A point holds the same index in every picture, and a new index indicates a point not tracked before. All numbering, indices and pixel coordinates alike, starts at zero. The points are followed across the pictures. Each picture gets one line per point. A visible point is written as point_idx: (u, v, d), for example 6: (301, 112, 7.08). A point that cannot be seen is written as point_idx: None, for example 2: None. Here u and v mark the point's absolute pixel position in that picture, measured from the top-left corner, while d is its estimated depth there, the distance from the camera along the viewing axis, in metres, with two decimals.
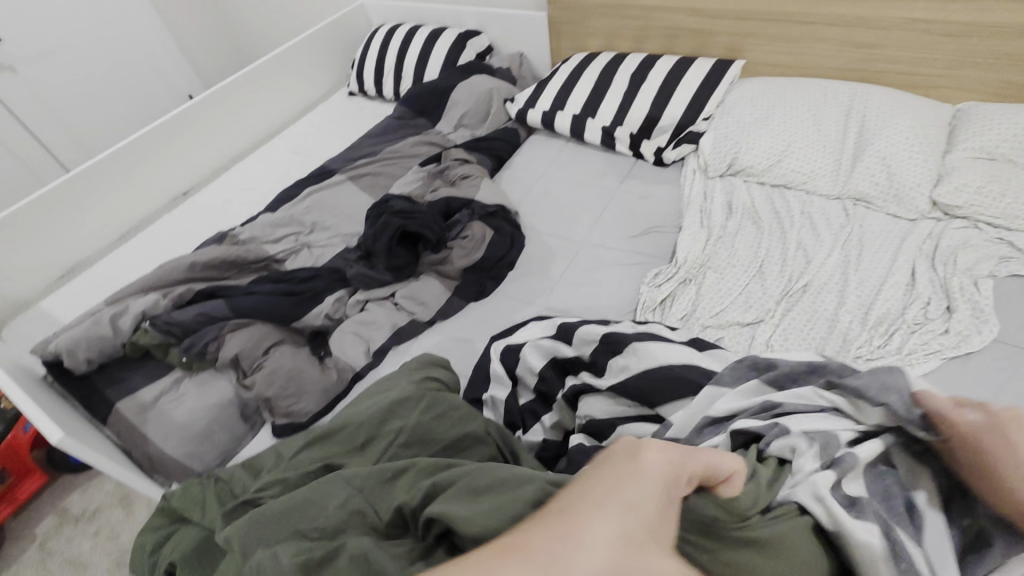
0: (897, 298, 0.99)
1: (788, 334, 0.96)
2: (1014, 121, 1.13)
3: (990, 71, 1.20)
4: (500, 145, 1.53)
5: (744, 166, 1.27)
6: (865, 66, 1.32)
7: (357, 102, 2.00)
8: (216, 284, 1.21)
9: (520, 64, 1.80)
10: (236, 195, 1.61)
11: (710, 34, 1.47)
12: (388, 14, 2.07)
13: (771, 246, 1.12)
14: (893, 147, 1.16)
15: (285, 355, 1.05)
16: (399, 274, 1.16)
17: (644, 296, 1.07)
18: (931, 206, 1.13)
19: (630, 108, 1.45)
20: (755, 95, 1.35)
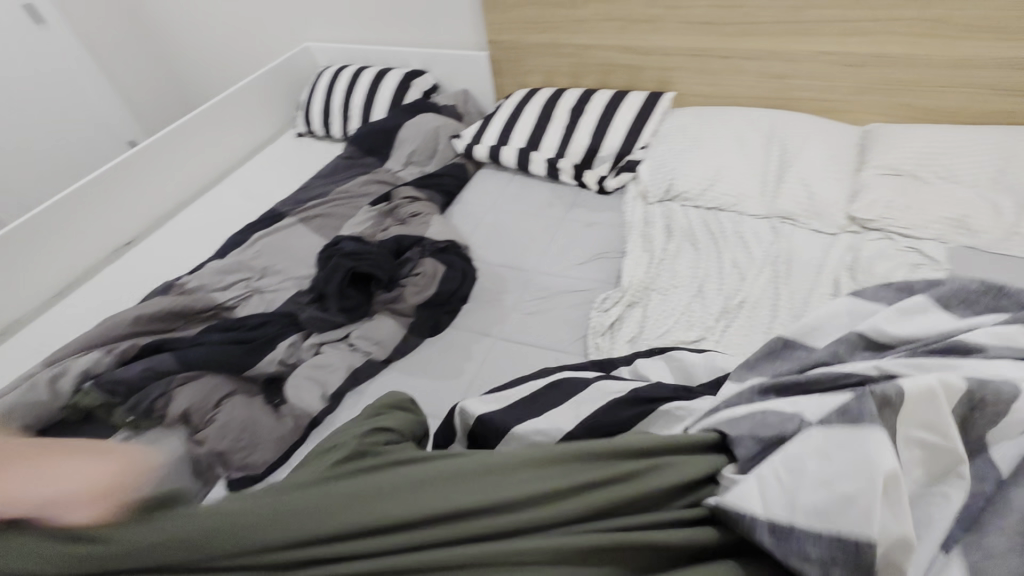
0: (825, 309, 1.06)
1: (729, 350, 1.01)
2: (913, 140, 1.25)
3: (889, 97, 1.33)
4: (449, 181, 1.56)
5: (680, 191, 1.35)
6: (782, 94, 1.43)
7: (306, 143, 2.01)
8: (163, 337, 1.18)
9: (465, 100, 1.86)
10: (182, 242, 1.58)
11: (641, 69, 1.56)
12: (333, 56, 2.10)
13: (709, 266, 1.19)
14: (809, 168, 1.26)
15: (238, 406, 1.03)
16: (352, 315, 1.15)
17: (593, 321, 1.10)
18: (848, 221, 1.22)
19: (571, 141, 1.52)
20: (686, 124, 1.44)
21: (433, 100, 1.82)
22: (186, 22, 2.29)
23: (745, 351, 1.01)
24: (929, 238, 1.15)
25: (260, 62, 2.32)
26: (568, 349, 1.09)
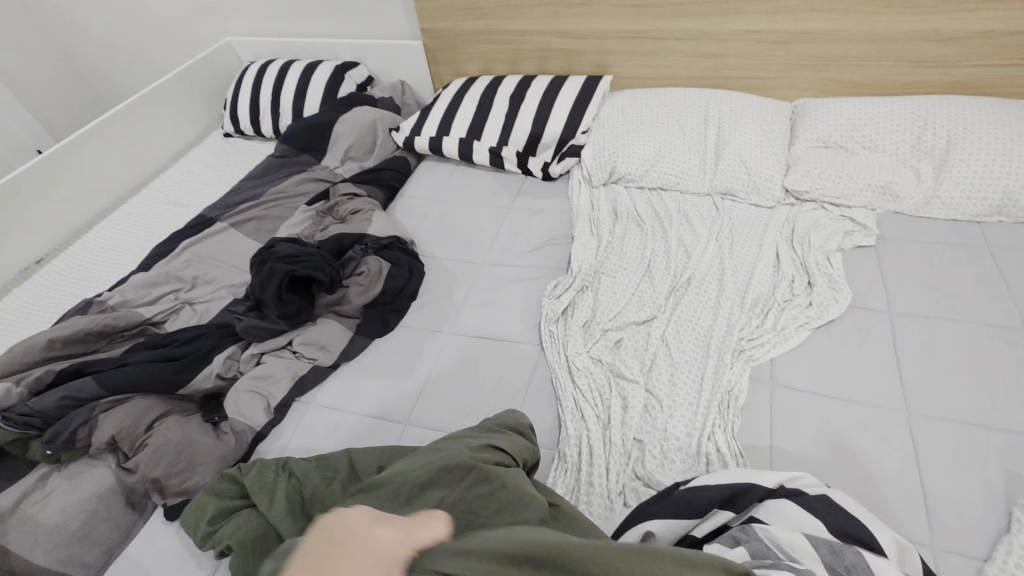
0: (768, 280, 1.10)
1: (679, 327, 1.03)
2: (840, 113, 1.29)
3: (814, 72, 1.38)
4: (390, 175, 1.51)
5: (623, 173, 1.36)
6: (715, 74, 1.46)
7: (236, 143, 1.90)
8: (83, 360, 1.08)
9: (402, 92, 1.80)
10: (103, 257, 1.45)
11: (579, 53, 1.55)
12: (258, 50, 1.99)
13: (655, 246, 1.20)
14: (746, 144, 1.29)
15: (172, 427, 0.95)
16: (294, 321, 1.09)
17: (546, 308, 1.09)
18: (784, 193, 1.26)
19: (513, 128, 1.50)
20: (626, 107, 1.44)
21: (369, 92, 1.75)
22: (88, 17, 2.10)
23: (695, 326, 1.03)
24: (858, 206, 1.21)
25: (179, 60, 2.18)
26: (523, 338, 1.07)
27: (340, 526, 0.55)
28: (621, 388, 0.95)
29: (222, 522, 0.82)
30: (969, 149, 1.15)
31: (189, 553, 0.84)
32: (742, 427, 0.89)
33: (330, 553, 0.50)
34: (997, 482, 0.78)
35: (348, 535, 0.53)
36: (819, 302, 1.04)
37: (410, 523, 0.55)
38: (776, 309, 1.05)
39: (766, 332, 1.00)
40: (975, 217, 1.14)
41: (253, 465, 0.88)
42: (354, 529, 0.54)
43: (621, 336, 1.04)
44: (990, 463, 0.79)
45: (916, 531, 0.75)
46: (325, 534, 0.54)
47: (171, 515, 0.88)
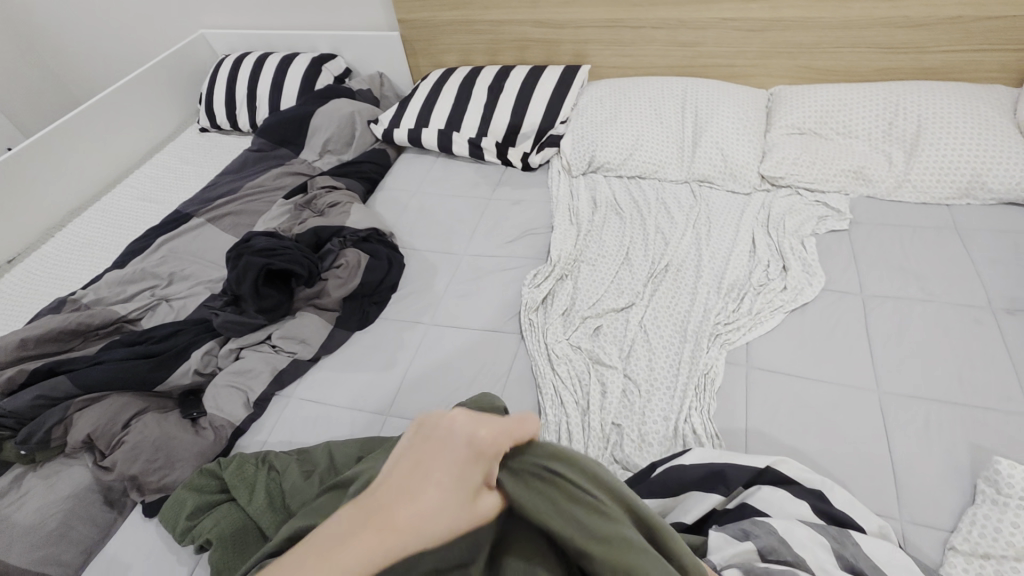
0: (744, 265, 1.11)
1: (657, 313, 1.04)
2: (814, 99, 1.31)
3: (789, 59, 1.39)
4: (369, 168, 1.50)
5: (602, 162, 1.36)
6: (693, 62, 1.47)
7: (212, 138, 1.87)
8: (58, 359, 1.06)
9: (381, 84, 1.79)
10: (77, 255, 1.43)
11: (557, 43, 1.55)
12: (233, 43, 1.96)
13: (634, 234, 1.21)
14: (722, 131, 1.30)
15: (149, 424, 0.94)
16: (272, 315, 1.08)
17: (526, 297, 1.09)
18: (761, 180, 1.28)
19: (492, 118, 1.49)
20: (604, 96, 1.44)
21: (346, 84, 1.73)
22: (55, 9, 2.04)
23: (673, 312, 1.04)
24: (832, 191, 1.23)
25: (151, 53, 2.13)
26: (503, 328, 1.07)
27: (429, 442, 0.45)
28: (600, 374, 0.96)
29: (202, 516, 0.82)
30: (939, 133, 1.17)
31: (170, 548, 0.84)
32: (719, 409, 0.90)
33: (432, 494, 0.41)
34: (964, 456, 0.80)
35: (440, 450, 0.44)
36: (793, 285, 1.06)
37: (503, 443, 0.48)
38: (752, 293, 1.06)
39: (742, 316, 1.02)
40: (945, 199, 1.16)
41: (234, 459, 0.88)
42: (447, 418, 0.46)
43: (600, 323, 1.04)
44: (956, 438, 0.82)
45: (885, 506, 0.77)
46: (416, 452, 0.44)
47: (150, 512, 0.87)
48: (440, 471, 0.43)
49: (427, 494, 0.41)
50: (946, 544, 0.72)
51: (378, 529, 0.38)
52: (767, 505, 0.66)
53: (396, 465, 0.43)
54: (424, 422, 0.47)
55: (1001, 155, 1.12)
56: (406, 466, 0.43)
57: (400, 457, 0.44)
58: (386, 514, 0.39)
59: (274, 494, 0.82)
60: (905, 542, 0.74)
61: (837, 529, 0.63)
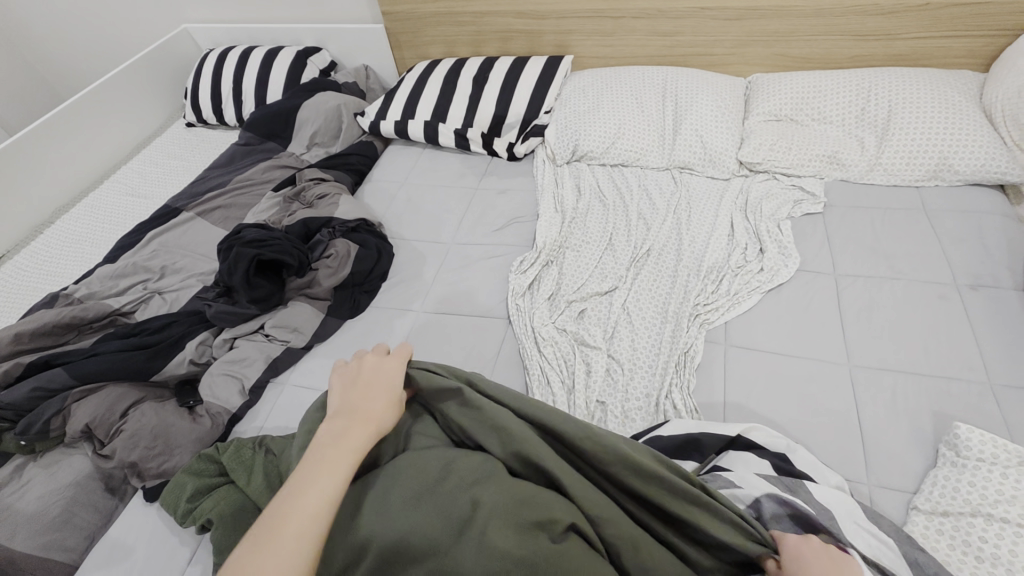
0: (723, 248, 1.15)
1: (639, 296, 1.07)
2: (790, 87, 1.35)
3: (765, 48, 1.42)
4: (356, 160, 1.52)
5: (586, 151, 1.39)
6: (673, 51, 1.50)
7: (199, 133, 1.87)
8: (54, 352, 1.08)
9: (366, 77, 1.80)
10: (67, 251, 1.44)
11: (540, 34, 1.57)
12: (217, 37, 1.96)
13: (617, 220, 1.24)
14: (701, 118, 1.33)
15: (147, 412, 0.97)
16: (265, 305, 1.11)
17: (513, 283, 1.13)
18: (739, 165, 1.31)
19: (477, 109, 1.51)
20: (586, 86, 1.47)
21: (332, 78, 1.75)
22: (33, 5, 2.02)
23: (654, 294, 1.08)
24: (808, 175, 1.27)
25: (134, 49, 2.12)
26: (490, 314, 1.10)
27: (350, 381, 0.66)
28: (585, 355, 1.00)
29: (203, 498, 0.85)
30: (908, 118, 1.21)
31: (172, 530, 0.87)
32: (698, 385, 0.95)
33: (369, 404, 0.63)
34: (929, 423, 0.84)
35: (353, 379, 0.66)
36: (770, 267, 1.10)
37: (394, 363, 0.69)
38: (730, 275, 1.10)
39: (720, 297, 1.06)
40: (916, 181, 1.20)
41: (230, 444, 0.90)
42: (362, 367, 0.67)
43: (585, 306, 1.08)
44: (921, 406, 0.86)
45: (854, 471, 0.81)
46: (346, 388, 0.65)
47: (150, 497, 0.90)
48: (367, 392, 0.65)
49: (364, 406, 0.63)
50: (910, 505, 0.77)
51: (354, 437, 0.58)
52: (742, 471, 0.70)
53: (335, 400, 0.64)
54: (339, 371, 0.68)
55: (967, 138, 1.16)
56: (344, 397, 0.64)
57: (334, 396, 0.64)
58: (346, 424, 0.60)
59: (274, 473, 0.85)
60: (872, 504, 0.78)
61: (791, 479, 0.70)
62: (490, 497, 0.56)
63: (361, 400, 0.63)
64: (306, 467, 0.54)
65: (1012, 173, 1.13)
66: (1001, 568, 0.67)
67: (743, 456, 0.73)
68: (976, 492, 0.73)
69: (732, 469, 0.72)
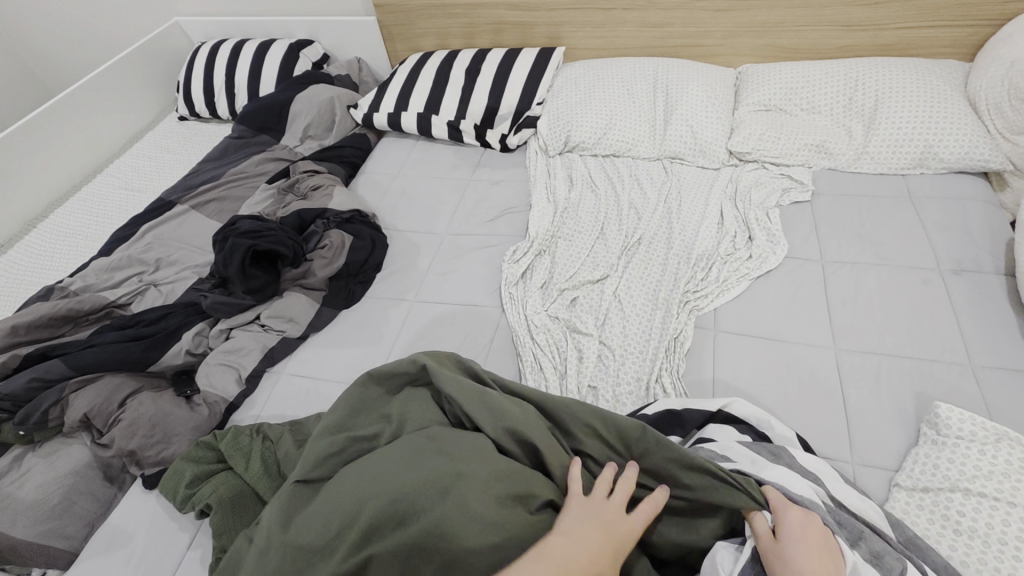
0: (713, 236, 1.17)
1: (630, 283, 1.09)
2: (779, 77, 1.36)
3: (755, 38, 1.44)
4: (349, 152, 1.53)
5: (578, 141, 1.40)
6: (663, 42, 1.51)
7: (191, 126, 1.87)
8: (50, 343, 1.09)
9: (359, 70, 1.81)
10: (62, 245, 1.44)
11: (532, 26, 1.58)
12: (209, 30, 1.95)
13: (609, 210, 1.25)
14: (692, 108, 1.35)
15: (144, 402, 0.98)
16: (260, 295, 1.12)
17: (505, 272, 1.14)
18: (729, 155, 1.33)
19: (469, 101, 1.52)
20: (578, 77, 1.48)
21: (325, 70, 1.75)
22: None
23: (645, 282, 1.10)
24: (796, 164, 1.29)
25: (125, 42, 2.11)
26: (483, 303, 1.12)
27: (589, 509, 0.59)
28: (577, 341, 1.01)
29: (200, 485, 0.86)
30: (895, 107, 1.23)
31: (170, 517, 0.88)
32: (687, 369, 0.97)
33: (593, 545, 0.55)
34: (911, 403, 0.87)
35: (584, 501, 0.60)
36: (758, 254, 1.12)
37: (645, 504, 0.61)
38: (719, 263, 1.12)
39: (709, 284, 1.08)
40: (902, 169, 1.22)
41: (228, 432, 0.92)
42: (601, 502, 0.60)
43: (577, 294, 1.10)
44: (904, 387, 0.89)
45: (839, 450, 0.83)
46: (580, 514, 0.58)
47: (149, 485, 0.91)
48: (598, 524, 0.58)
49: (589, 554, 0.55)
50: (892, 482, 0.79)
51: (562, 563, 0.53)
52: (724, 442, 0.74)
53: (562, 518, 0.58)
54: (569, 490, 0.62)
55: (951, 127, 1.18)
56: (575, 526, 0.57)
57: (565, 517, 0.58)
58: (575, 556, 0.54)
59: (273, 459, 0.87)
60: (855, 482, 0.80)
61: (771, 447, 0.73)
62: (477, 471, 0.58)
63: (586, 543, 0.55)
64: None
65: (994, 161, 1.15)
66: (978, 539, 0.69)
67: (721, 429, 0.77)
68: (955, 468, 0.76)
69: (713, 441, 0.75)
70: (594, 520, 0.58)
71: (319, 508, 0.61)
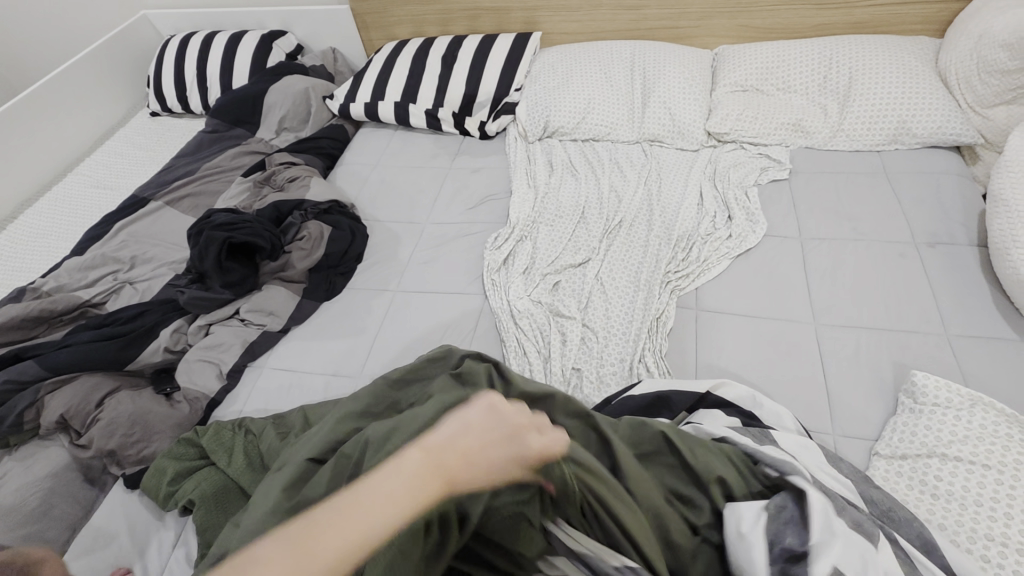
0: (693, 216, 1.18)
1: (611, 266, 1.09)
2: (754, 57, 1.37)
3: (730, 19, 1.44)
4: (327, 143, 1.51)
5: (557, 126, 1.40)
6: (638, 25, 1.51)
7: (164, 122, 1.83)
8: (23, 345, 1.06)
9: (334, 60, 1.78)
10: (32, 245, 1.40)
11: (507, 11, 1.56)
12: (179, 23, 1.91)
13: (590, 193, 1.25)
14: (670, 90, 1.35)
15: (123, 401, 0.96)
16: (239, 289, 1.10)
17: (487, 259, 1.14)
18: (708, 136, 1.33)
19: (446, 89, 1.51)
20: (555, 62, 1.47)
21: (300, 61, 1.72)
22: None
23: (627, 265, 1.10)
24: (774, 143, 1.30)
25: (93, 39, 2.06)
26: (466, 290, 1.12)
27: (503, 428, 0.55)
28: (561, 325, 1.01)
29: (183, 482, 0.85)
30: (868, 84, 1.24)
31: (154, 515, 0.87)
32: (670, 348, 0.97)
33: (450, 454, 0.50)
34: (888, 374, 0.88)
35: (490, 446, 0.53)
36: (737, 233, 1.13)
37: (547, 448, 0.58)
38: (700, 242, 1.13)
39: (691, 264, 1.09)
40: (876, 145, 1.23)
41: (212, 428, 0.90)
42: (478, 419, 0.56)
43: (559, 278, 1.10)
44: (881, 358, 0.90)
45: (820, 422, 0.85)
46: (468, 429, 0.54)
47: (131, 484, 0.89)
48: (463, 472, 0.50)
49: (450, 463, 0.49)
50: (871, 452, 0.80)
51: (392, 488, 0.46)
52: (711, 425, 0.74)
53: (449, 429, 0.54)
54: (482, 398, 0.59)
55: (924, 103, 1.20)
56: (456, 437, 0.52)
57: (448, 425, 0.55)
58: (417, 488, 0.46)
59: (257, 456, 0.85)
60: (836, 452, 0.81)
61: (757, 430, 0.73)
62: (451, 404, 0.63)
63: (437, 448, 0.50)
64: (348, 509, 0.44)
65: (966, 135, 1.17)
66: (955, 502, 0.70)
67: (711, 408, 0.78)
68: (932, 434, 0.77)
69: (701, 424, 0.76)
70: (464, 435, 0.53)
71: (328, 468, 0.62)
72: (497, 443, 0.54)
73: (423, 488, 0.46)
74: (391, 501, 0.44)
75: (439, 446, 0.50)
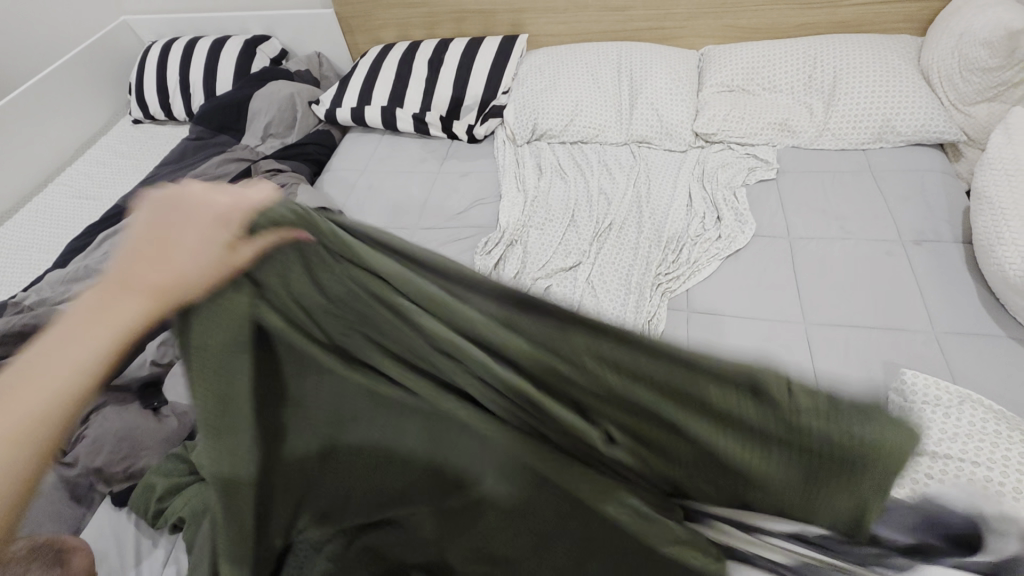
0: (683, 217, 1.18)
1: (602, 269, 1.09)
2: (739, 57, 1.38)
3: (715, 20, 1.45)
4: (313, 149, 1.50)
5: (545, 129, 1.39)
6: (624, 26, 1.51)
7: (146, 129, 1.81)
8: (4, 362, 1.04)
9: (319, 64, 1.76)
10: (13, 258, 1.38)
11: (493, 14, 1.56)
12: (159, 28, 1.88)
13: (579, 196, 1.25)
14: (657, 91, 1.35)
15: (109, 417, 0.94)
16: None
17: (478, 265, 1.13)
18: (695, 137, 1.34)
19: (433, 93, 1.50)
20: (542, 64, 1.47)
21: (284, 66, 1.70)
22: None
23: (618, 267, 1.10)
24: (761, 143, 1.30)
25: (70, 47, 2.02)
26: None
27: (202, 224, 0.53)
28: None
29: (172, 499, 0.83)
30: (853, 83, 1.25)
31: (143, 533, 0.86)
32: None
33: (150, 255, 0.51)
34: (877, 373, 0.89)
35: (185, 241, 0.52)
36: (726, 234, 1.13)
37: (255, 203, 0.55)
38: (690, 244, 1.13)
39: (681, 265, 1.09)
40: (862, 144, 1.24)
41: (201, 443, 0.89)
42: (161, 203, 0.52)
43: (550, 283, 1.10)
44: (871, 357, 0.91)
45: None
46: (150, 218, 0.52)
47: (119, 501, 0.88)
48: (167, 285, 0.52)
49: (165, 268, 0.51)
50: None
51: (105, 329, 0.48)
52: None
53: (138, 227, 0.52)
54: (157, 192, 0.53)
55: (907, 101, 1.21)
56: (144, 241, 0.51)
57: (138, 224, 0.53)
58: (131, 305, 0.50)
59: None
60: None
61: None
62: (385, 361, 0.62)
63: (137, 262, 0.50)
64: (59, 341, 0.47)
65: (949, 133, 1.19)
66: None
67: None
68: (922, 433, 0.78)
69: None
70: (146, 231, 0.51)
71: None
72: (194, 218, 0.53)
73: (151, 296, 0.50)
74: (118, 324, 0.48)
75: (138, 245, 0.51)
